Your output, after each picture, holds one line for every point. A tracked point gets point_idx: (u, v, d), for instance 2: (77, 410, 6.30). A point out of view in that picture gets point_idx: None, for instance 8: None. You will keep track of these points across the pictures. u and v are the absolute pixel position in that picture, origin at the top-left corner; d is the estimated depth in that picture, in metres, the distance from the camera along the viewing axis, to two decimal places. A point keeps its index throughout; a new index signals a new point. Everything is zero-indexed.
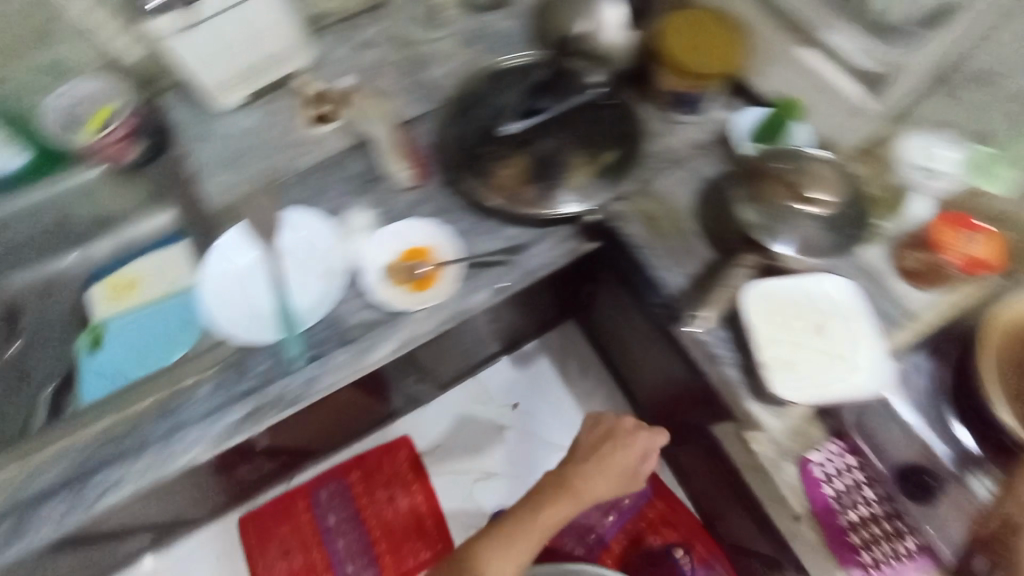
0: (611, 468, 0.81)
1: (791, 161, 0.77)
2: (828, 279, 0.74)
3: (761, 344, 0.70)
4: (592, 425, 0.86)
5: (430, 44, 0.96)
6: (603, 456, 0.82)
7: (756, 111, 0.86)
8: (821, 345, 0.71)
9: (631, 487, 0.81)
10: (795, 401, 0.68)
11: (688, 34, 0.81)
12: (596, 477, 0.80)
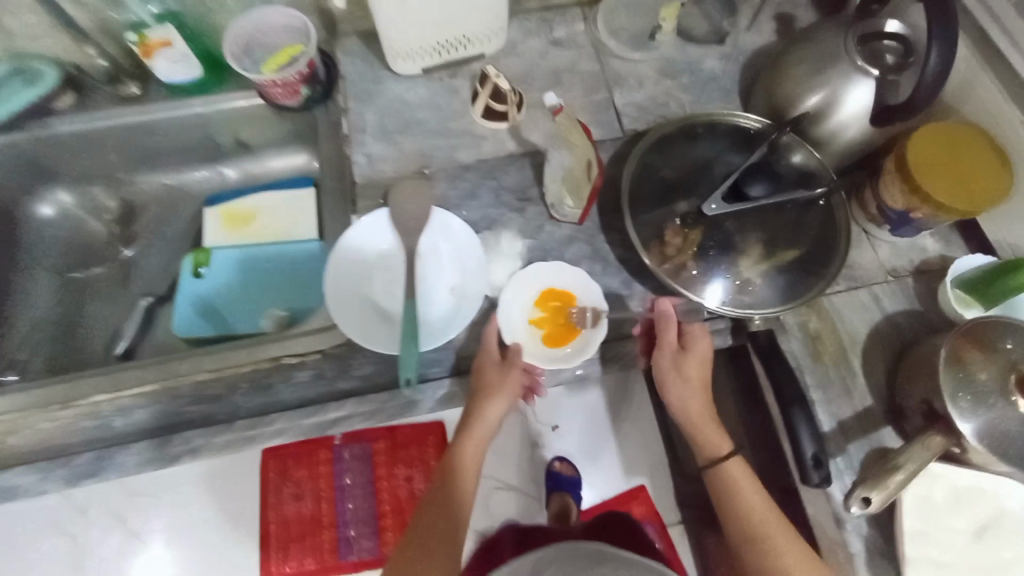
0: (499, 396, 0.65)
1: None
2: (1020, 489, 0.61)
3: (910, 544, 0.60)
4: (481, 358, 0.69)
5: (626, 68, 0.88)
6: (495, 391, 0.66)
7: (981, 259, 0.73)
8: (985, 565, 0.60)
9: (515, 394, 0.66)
10: None
11: (942, 156, 0.68)
12: (492, 409, 0.65)
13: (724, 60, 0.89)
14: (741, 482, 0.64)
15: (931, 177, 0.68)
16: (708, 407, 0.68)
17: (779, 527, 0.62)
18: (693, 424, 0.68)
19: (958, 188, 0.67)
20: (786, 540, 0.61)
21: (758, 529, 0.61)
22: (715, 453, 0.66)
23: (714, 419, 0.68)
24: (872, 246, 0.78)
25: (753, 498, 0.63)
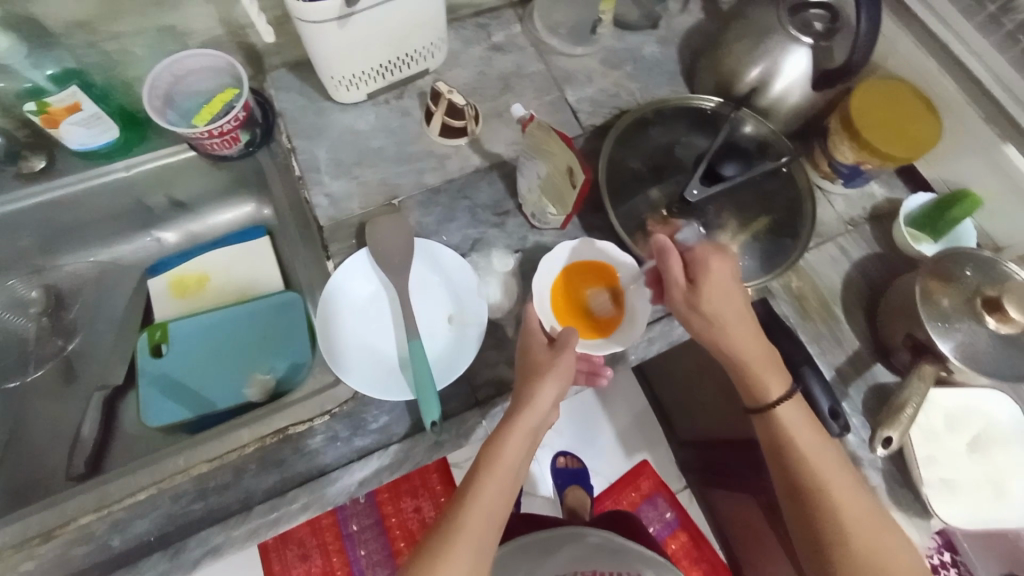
0: (546, 380, 0.61)
1: (984, 260, 0.69)
2: (990, 398, 0.70)
3: (920, 468, 0.67)
4: (527, 342, 0.65)
5: (571, 64, 0.89)
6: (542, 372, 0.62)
7: (924, 196, 0.81)
8: (976, 467, 0.68)
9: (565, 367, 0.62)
10: (955, 527, 0.65)
11: (880, 112, 0.75)
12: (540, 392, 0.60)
13: (661, 46, 0.92)
14: (799, 434, 0.62)
15: (874, 131, 0.74)
16: (756, 344, 0.63)
17: (848, 485, 0.60)
18: (750, 366, 0.63)
19: (898, 138, 0.73)
20: (850, 490, 0.60)
21: (826, 484, 0.60)
22: (776, 397, 0.62)
23: (768, 355, 0.64)
24: (827, 201, 0.85)
25: (810, 448, 0.61)
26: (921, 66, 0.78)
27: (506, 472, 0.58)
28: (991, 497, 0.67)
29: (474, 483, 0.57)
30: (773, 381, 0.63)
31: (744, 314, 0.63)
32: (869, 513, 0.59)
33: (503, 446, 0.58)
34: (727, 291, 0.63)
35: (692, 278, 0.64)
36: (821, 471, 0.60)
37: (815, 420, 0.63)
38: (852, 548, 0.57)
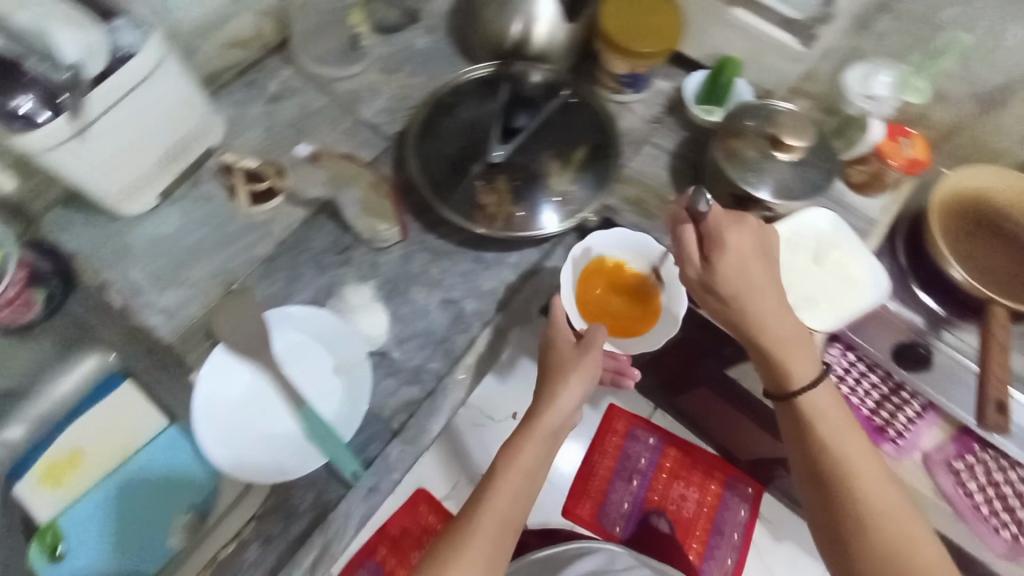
0: (570, 376, 0.71)
1: (756, 112, 0.78)
2: (810, 215, 0.80)
3: None
4: (556, 335, 0.73)
5: (352, 84, 0.89)
6: (568, 369, 0.71)
7: (697, 74, 0.90)
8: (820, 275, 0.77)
9: (587, 365, 0.71)
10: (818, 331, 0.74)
11: (628, 20, 0.82)
12: (565, 391, 0.70)
13: (430, 36, 0.94)
14: (821, 423, 0.65)
15: (627, 37, 0.81)
16: (785, 326, 0.67)
17: (873, 472, 0.64)
18: (783, 347, 0.66)
19: (650, 36, 0.81)
20: (872, 479, 0.63)
21: (848, 473, 0.63)
22: (799, 384, 0.66)
23: (796, 341, 0.67)
24: (629, 111, 0.92)
25: (834, 430, 0.65)
26: None
27: (518, 474, 0.66)
28: (841, 294, 0.76)
29: (490, 489, 0.65)
30: (808, 366, 0.67)
31: (772, 281, 0.67)
32: (890, 505, 0.62)
33: (518, 447, 0.67)
34: (745, 263, 0.67)
35: (711, 255, 0.67)
36: (852, 451, 0.64)
37: (842, 405, 0.67)
38: (872, 512, 0.61)
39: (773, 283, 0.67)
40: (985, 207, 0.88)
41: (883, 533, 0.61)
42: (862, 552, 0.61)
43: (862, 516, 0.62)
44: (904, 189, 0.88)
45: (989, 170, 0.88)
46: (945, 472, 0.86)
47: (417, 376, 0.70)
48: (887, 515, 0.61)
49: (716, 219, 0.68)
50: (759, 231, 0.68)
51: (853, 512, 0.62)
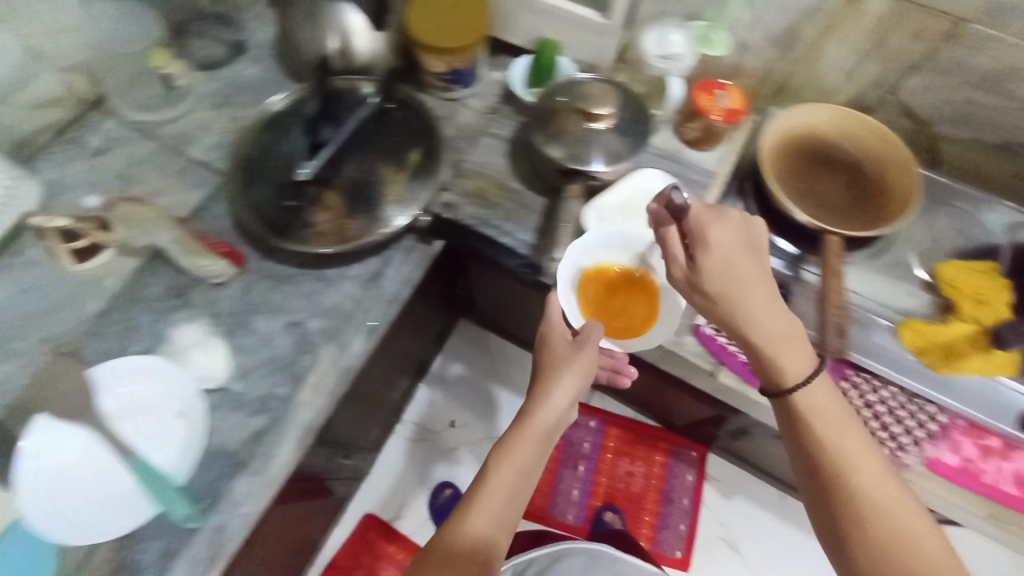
0: (564, 372, 0.72)
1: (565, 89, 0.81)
2: (639, 177, 0.82)
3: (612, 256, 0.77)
4: (550, 333, 0.75)
5: (180, 126, 0.88)
6: (563, 366, 0.73)
7: (521, 61, 0.91)
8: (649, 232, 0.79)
9: (581, 367, 0.72)
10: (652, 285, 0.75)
11: (433, 24, 0.85)
12: (559, 384, 0.71)
13: (258, 65, 0.94)
14: (817, 419, 0.64)
15: (436, 41, 0.85)
16: (774, 322, 0.67)
17: (873, 465, 0.62)
18: (775, 343, 0.66)
19: (456, 36, 0.85)
20: (870, 473, 0.62)
21: (841, 467, 0.62)
22: (794, 380, 0.66)
23: (792, 336, 0.67)
24: (465, 106, 0.92)
25: (834, 427, 0.64)
26: None
27: (520, 481, 0.69)
28: None
29: (481, 484, 0.69)
30: (803, 361, 0.66)
31: (760, 276, 0.68)
32: (890, 500, 0.60)
33: (513, 445, 0.70)
34: (731, 258, 0.68)
35: (693, 254, 0.69)
36: (855, 445, 0.63)
37: (837, 400, 0.66)
38: (874, 505, 0.60)
39: (763, 279, 0.68)
40: (813, 143, 0.94)
41: (881, 525, 0.59)
42: (855, 548, 0.59)
43: (861, 509, 0.60)
44: (736, 138, 0.91)
45: (810, 109, 0.93)
46: None
47: (264, 405, 0.70)
48: (885, 508, 0.60)
49: (694, 219, 0.70)
50: (746, 228, 0.70)
51: (852, 505, 0.60)
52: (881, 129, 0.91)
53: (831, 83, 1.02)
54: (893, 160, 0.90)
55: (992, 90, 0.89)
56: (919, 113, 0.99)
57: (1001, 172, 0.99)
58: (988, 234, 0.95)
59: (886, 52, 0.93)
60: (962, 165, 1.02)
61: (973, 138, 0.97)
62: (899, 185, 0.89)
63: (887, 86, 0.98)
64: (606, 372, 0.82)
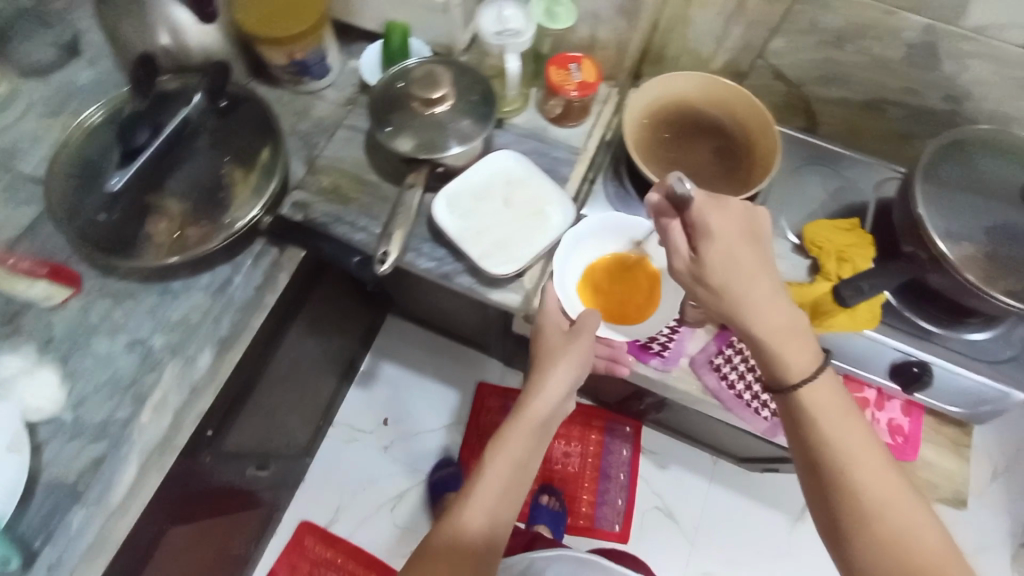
0: (557, 364, 0.78)
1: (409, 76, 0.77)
2: (491, 160, 0.79)
3: (462, 245, 0.74)
4: (544, 326, 0.81)
5: (5, 140, 0.82)
6: (557, 355, 0.79)
7: (374, 47, 0.88)
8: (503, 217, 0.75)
9: (575, 356, 0.79)
10: (505, 273, 0.72)
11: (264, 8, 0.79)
12: (551, 375, 0.78)
13: (94, 68, 0.88)
14: (822, 415, 0.65)
15: (265, 27, 0.78)
16: (776, 316, 0.67)
17: (878, 464, 0.62)
18: (772, 337, 0.66)
19: (290, 22, 0.79)
20: (872, 467, 0.62)
21: (842, 462, 0.62)
22: (797, 376, 0.66)
23: (791, 329, 0.67)
24: (321, 99, 0.89)
25: (838, 425, 0.64)
26: None
27: (518, 471, 0.75)
28: (525, 229, 0.75)
29: (480, 474, 0.74)
30: (806, 358, 0.66)
31: (763, 270, 0.68)
32: (891, 494, 0.60)
33: (509, 435, 0.76)
34: (730, 252, 0.68)
35: (697, 245, 0.69)
36: (861, 444, 0.63)
37: (843, 398, 0.66)
38: (874, 503, 0.60)
39: (764, 270, 0.68)
40: (679, 114, 0.93)
41: (885, 523, 0.59)
42: (850, 538, 0.61)
43: (860, 507, 0.60)
44: (602, 112, 0.90)
45: (674, 78, 0.92)
46: (710, 371, 0.89)
47: (101, 431, 0.66)
48: (887, 509, 0.60)
49: (697, 208, 0.69)
50: (745, 214, 0.69)
51: (851, 502, 0.61)
52: (745, 93, 0.90)
53: (705, 49, 1.03)
54: (756, 122, 0.90)
55: (848, 47, 0.91)
56: (789, 75, 1.01)
57: (869, 128, 1.02)
58: (860, 189, 0.97)
59: (747, 16, 0.94)
60: (834, 125, 1.05)
61: (840, 96, 0.99)
62: (762, 151, 0.89)
63: (755, 50, 0.99)
64: (604, 360, 0.87)
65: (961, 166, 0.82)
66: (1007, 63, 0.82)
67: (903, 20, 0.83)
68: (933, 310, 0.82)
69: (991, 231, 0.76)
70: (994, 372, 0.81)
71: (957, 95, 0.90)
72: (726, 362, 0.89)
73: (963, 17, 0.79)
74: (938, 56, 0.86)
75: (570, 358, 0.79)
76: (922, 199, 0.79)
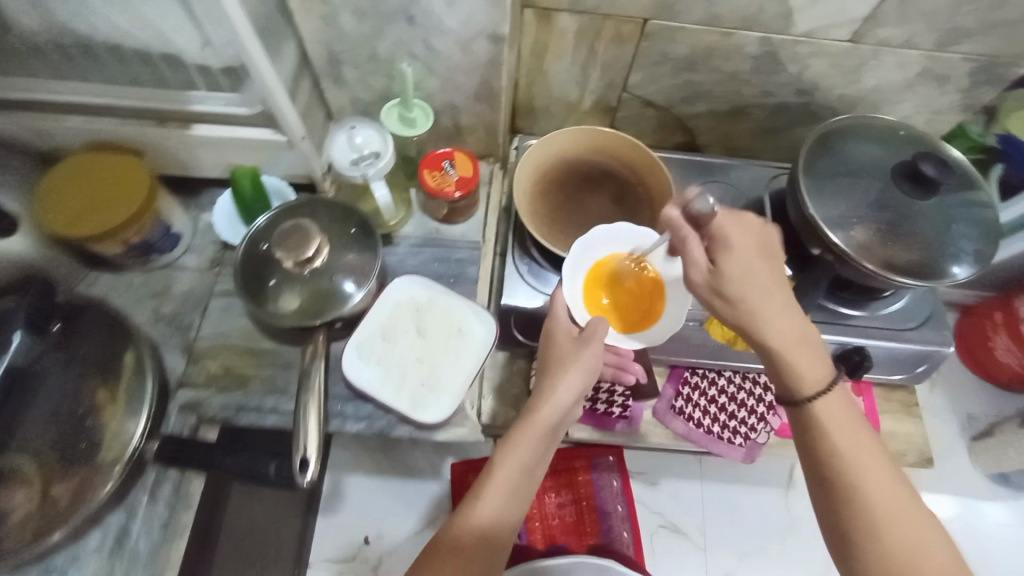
0: (568, 370, 0.68)
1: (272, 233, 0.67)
2: (393, 290, 0.72)
3: (387, 401, 0.67)
4: (556, 330, 0.74)
5: None
6: (567, 362, 0.69)
7: (225, 195, 0.78)
8: (424, 354, 0.69)
9: (587, 364, 0.68)
10: (440, 421, 0.66)
11: (71, 200, 0.67)
12: (559, 386, 0.67)
13: None
14: (835, 428, 0.59)
15: (77, 221, 0.66)
16: (787, 325, 0.62)
17: (887, 471, 0.58)
18: (784, 345, 0.61)
19: (109, 207, 0.67)
20: (883, 483, 0.56)
21: (853, 477, 0.57)
22: (809, 385, 0.60)
23: (804, 341, 0.62)
24: (181, 269, 0.77)
25: (847, 435, 0.59)
26: (70, 127, 0.68)
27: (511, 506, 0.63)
28: (450, 360, 0.69)
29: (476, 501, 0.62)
30: (818, 362, 0.61)
31: (780, 278, 0.63)
32: (902, 509, 0.56)
33: (511, 450, 0.65)
34: (751, 265, 0.63)
35: (714, 257, 0.64)
36: (870, 453, 0.58)
37: (852, 406, 0.61)
38: (882, 513, 0.55)
39: (778, 282, 0.63)
40: (566, 171, 0.90)
41: (894, 534, 0.55)
42: (859, 555, 0.56)
43: (869, 519, 0.55)
44: (490, 195, 0.88)
45: (550, 139, 0.89)
46: (675, 417, 0.90)
47: None
48: (898, 521, 0.55)
49: (721, 222, 0.64)
50: (760, 230, 0.66)
51: (859, 513, 0.56)
52: (624, 136, 0.88)
53: (571, 94, 1.01)
54: (642, 160, 0.89)
55: (702, 68, 0.92)
56: (657, 102, 1.01)
57: (741, 130, 1.05)
58: (752, 193, 1.00)
59: (600, 60, 0.93)
60: (710, 133, 1.08)
61: (707, 110, 1.02)
62: (657, 186, 0.88)
63: (619, 87, 0.99)
64: (610, 368, 0.80)
65: (834, 155, 0.84)
66: (840, 54, 0.86)
67: (742, 38, 0.86)
68: (855, 296, 0.86)
69: (876, 207, 0.80)
70: (919, 335, 0.87)
71: (807, 88, 0.94)
72: (689, 404, 0.90)
73: (793, 25, 0.83)
74: (781, 61, 0.89)
75: (583, 369, 0.68)
76: (810, 198, 0.81)
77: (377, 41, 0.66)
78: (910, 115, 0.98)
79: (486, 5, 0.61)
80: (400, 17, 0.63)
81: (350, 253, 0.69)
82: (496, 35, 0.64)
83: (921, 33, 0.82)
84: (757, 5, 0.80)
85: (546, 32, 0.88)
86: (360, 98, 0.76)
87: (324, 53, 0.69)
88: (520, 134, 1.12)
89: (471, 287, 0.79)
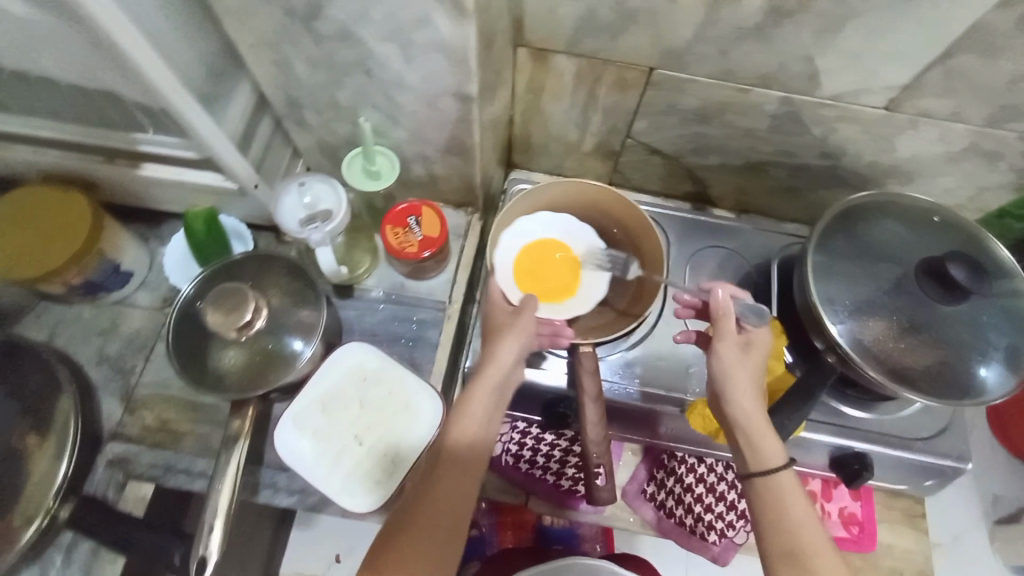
0: (507, 336, 0.65)
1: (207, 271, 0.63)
2: (340, 356, 0.67)
3: (319, 485, 0.63)
4: (489, 309, 0.70)
5: None
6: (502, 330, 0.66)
7: (179, 237, 0.74)
8: (364, 436, 0.64)
9: (522, 322, 0.66)
10: (374, 511, 0.61)
11: (9, 235, 0.64)
12: (500, 345, 0.64)
13: None
14: (787, 500, 0.56)
15: (12, 259, 0.63)
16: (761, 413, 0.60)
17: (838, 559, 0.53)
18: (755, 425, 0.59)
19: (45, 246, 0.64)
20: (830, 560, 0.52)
21: (803, 546, 0.53)
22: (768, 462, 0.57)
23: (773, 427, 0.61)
24: (132, 306, 0.75)
25: (799, 513, 0.55)
26: (21, 158, 0.66)
27: (475, 450, 0.58)
28: (391, 437, 0.64)
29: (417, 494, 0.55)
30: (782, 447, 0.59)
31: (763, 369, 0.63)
32: None
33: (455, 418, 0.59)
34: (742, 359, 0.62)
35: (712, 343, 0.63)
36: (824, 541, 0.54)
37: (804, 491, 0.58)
38: None
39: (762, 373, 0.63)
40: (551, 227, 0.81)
41: None
42: None
43: None
44: (464, 250, 0.81)
45: (537, 189, 0.79)
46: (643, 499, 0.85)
47: None
48: None
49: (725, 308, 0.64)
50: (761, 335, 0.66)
51: None
52: (621, 196, 0.78)
53: (571, 135, 0.93)
54: (637, 225, 0.79)
55: (714, 122, 0.83)
56: (664, 150, 0.92)
57: (758, 186, 0.96)
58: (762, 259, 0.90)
59: (601, 105, 0.85)
60: (724, 187, 0.98)
61: (720, 163, 0.92)
62: (650, 255, 0.78)
63: (623, 132, 0.90)
64: (545, 338, 0.71)
65: (854, 236, 0.74)
66: (873, 122, 0.76)
67: (760, 95, 0.76)
68: (865, 398, 0.77)
69: (892, 295, 0.70)
70: (931, 448, 0.78)
71: (833, 151, 0.83)
72: (662, 490, 0.86)
73: (819, 87, 0.73)
74: (803, 122, 0.79)
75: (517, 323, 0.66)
76: (816, 285, 0.71)
77: (335, 90, 0.60)
78: (953, 188, 0.86)
79: (448, 65, 0.54)
80: (356, 69, 0.57)
81: (302, 311, 0.64)
82: (461, 95, 0.57)
83: (972, 107, 0.70)
84: (780, 64, 0.70)
85: (542, 71, 0.80)
86: (326, 140, 0.71)
87: (281, 95, 0.63)
88: (517, 169, 1.05)
89: (430, 352, 0.75)
